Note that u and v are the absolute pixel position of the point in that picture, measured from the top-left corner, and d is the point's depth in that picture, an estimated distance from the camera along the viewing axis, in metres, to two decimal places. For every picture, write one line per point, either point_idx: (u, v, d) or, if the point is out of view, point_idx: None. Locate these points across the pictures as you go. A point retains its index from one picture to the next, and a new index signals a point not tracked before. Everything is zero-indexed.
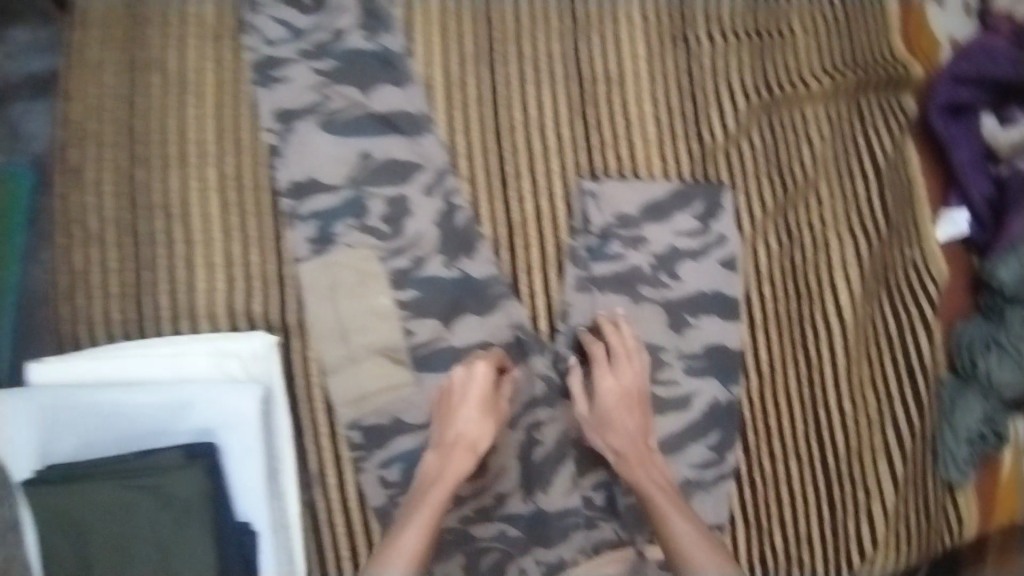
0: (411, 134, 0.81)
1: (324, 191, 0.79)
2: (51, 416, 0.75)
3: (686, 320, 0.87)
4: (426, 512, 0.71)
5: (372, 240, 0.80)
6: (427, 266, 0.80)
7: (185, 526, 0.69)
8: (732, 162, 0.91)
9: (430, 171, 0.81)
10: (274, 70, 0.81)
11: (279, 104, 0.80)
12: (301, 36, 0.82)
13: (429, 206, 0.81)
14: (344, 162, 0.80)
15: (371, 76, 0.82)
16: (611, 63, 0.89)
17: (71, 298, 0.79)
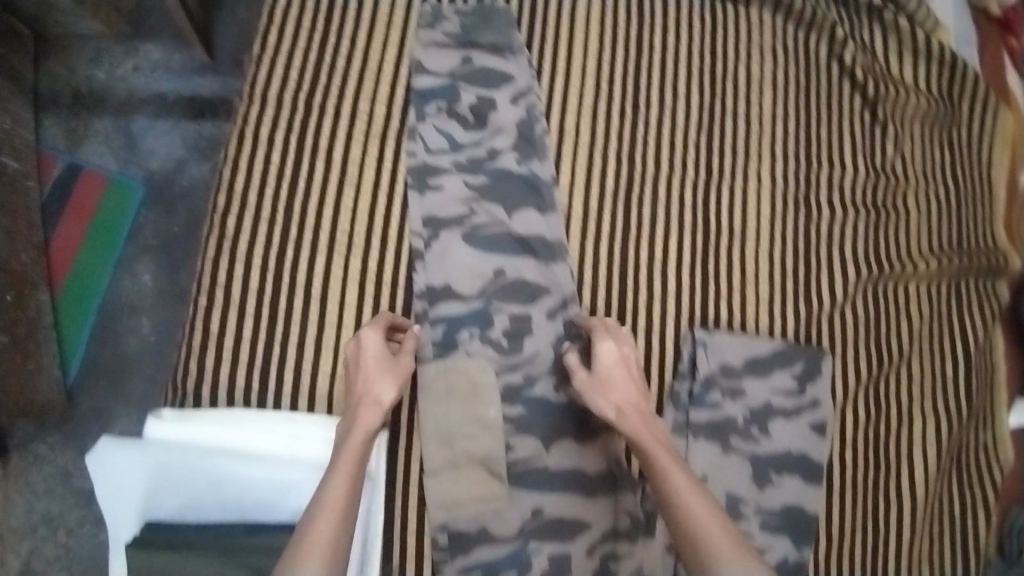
0: (544, 259, 0.86)
1: (455, 299, 0.84)
2: (161, 475, 0.75)
3: (770, 477, 0.88)
4: (346, 466, 0.69)
5: (492, 353, 0.83)
6: (538, 386, 0.84)
7: None
8: (834, 328, 0.95)
9: (556, 297, 0.86)
10: (430, 177, 0.87)
11: (428, 210, 0.86)
12: (459, 148, 0.88)
13: (549, 330, 0.85)
14: (479, 275, 0.85)
15: (516, 197, 0.87)
16: (737, 217, 0.94)
17: (198, 358, 0.82)
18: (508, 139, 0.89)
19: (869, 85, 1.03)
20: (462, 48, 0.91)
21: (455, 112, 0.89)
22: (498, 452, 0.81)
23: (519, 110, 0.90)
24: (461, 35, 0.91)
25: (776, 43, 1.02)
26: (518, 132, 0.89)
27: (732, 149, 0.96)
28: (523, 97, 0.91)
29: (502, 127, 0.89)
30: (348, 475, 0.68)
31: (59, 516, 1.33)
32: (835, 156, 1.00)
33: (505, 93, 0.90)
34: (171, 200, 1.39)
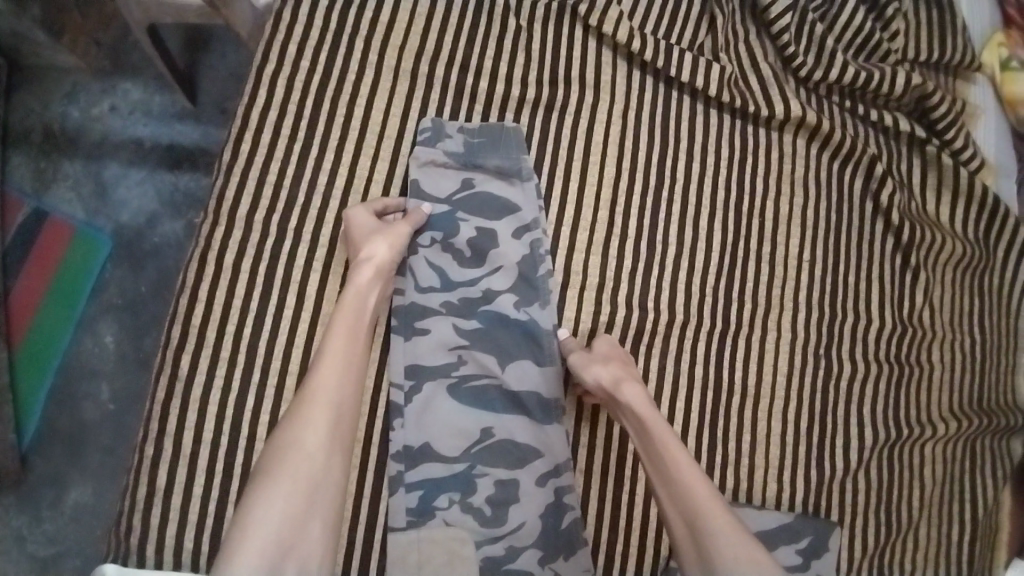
0: (537, 419, 0.81)
1: (437, 459, 0.78)
2: None
3: None
4: (327, 365, 0.73)
5: (472, 521, 0.77)
6: (521, 559, 0.77)
7: None
8: (844, 498, 0.88)
9: (549, 461, 0.80)
10: (419, 319, 0.82)
11: (412, 358, 0.81)
12: (453, 287, 0.84)
13: (538, 496, 0.79)
14: (465, 434, 0.80)
15: (509, 346, 0.83)
16: (749, 371, 0.88)
17: (143, 510, 0.74)
18: (505, 278, 0.85)
19: (906, 230, 0.96)
20: (466, 169, 0.88)
21: (452, 246, 0.85)
22: None
23: (520, 246, 0.86)
24: (463, 157, 0.88)
25: (803, 175, 0.96)
26: (518, 271, 0.85)
27: (748, 294, 0.90)
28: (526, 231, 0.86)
29: (501, 265, 0.85)
30: (329, 380, 0.72)
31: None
32: (860, 305, 0.94)
33: (506, 226, 0.86)
34: (146, 259, 1.32)
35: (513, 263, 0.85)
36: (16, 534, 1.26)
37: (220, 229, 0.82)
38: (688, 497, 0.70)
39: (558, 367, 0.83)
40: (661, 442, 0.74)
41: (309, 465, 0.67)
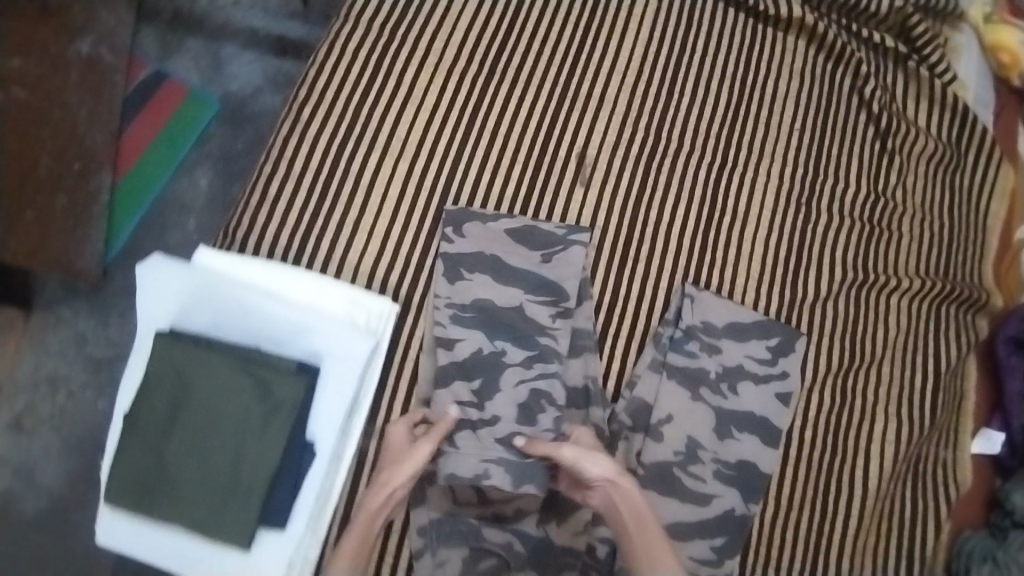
0: (555, 225, 0.96)
1: (477, 220, 0.95)
2: (199, 292, 0.85)
3: (730, 432, 0.95)
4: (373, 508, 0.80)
5: (500, 262, 0.93)
6: (536, 303, 0.92)
7: (269, 425, 0.80)
8: (815, 317, 1.03)
9: (561, 243, 0.94)
10: (476, 224, 0.94)
11: (458, 257, 0.93)
12: (515, 240, 0.94)
13: (489, 441, 0.85)
14: (493, 236, 0.94)
15: (538, 280, 0.93)
16: (743, 200, 1.04)
17: (251, 214, 0.94)
18: (472, 326, 0.90)
19: (883, 118, 1.15)
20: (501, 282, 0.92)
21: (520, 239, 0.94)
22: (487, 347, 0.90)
23: (494, 346, 0.90)
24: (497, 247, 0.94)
25: (801, 68, 1.15)
26: (551, 288, 0.92)
27: (751, 143, 1.07)
28: (503, 354, 0.89)
29: (468, 336, 0.90)
30: (359, 529, 0.80)
31: (57, 385, 1.31)
32: (841, 173, 1.11)
33: (542, 294, 0.92)
34: (244, 121, 1.50)
35: (514, 316, 0.91)
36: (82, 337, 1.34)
37: (338, 25, 1.03)
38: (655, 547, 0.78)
39: (542, 364, 0.89)
40: (630, 499, 0.81)
41: (363, 528, 0.80)
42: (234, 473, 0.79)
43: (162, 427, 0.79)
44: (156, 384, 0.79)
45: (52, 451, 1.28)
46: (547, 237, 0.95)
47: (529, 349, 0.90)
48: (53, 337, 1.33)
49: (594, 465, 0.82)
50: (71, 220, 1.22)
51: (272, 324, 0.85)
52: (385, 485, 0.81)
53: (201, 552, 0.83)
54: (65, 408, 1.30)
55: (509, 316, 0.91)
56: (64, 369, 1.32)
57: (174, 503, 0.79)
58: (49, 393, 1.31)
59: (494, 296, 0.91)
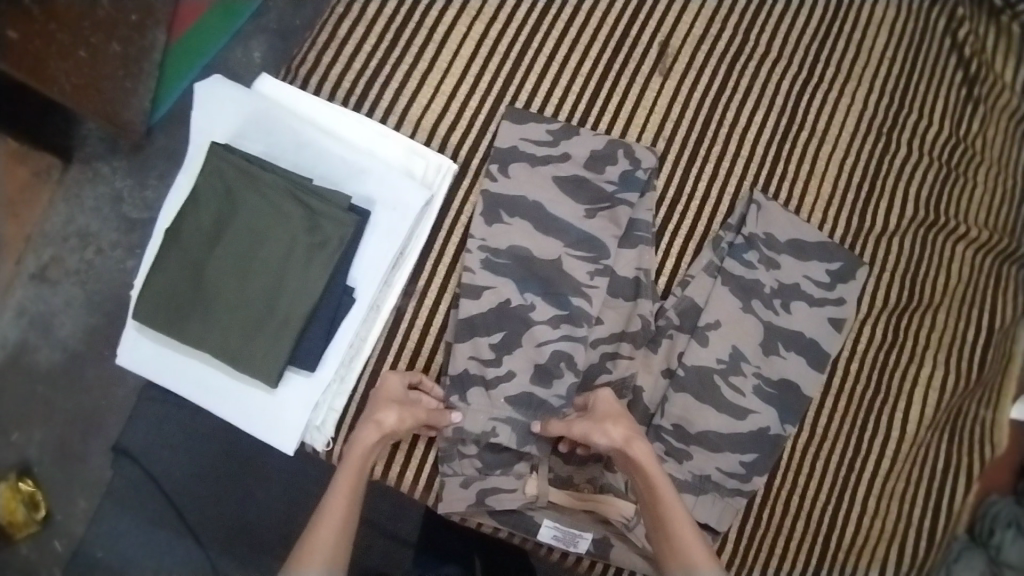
0: (615, 164, 0.87)
1: (538, 130, 0.87)
2: (255, 120, 0.82)
3: (777, 349, 0.91)
4: (358, 455, 0.73)
5: (555, 172, 0.86)
6: (590, 227, 0.85)
7: (310, 258, 0.74)
8: (877, 250, 1.00)
9: (618, 182, 0.86)
10: (527, 165, 0.85)
11: (501, 196, 0.84)
12: (564, 189, 0.85)
13: (500, 402, 0.81)
14: (541, 176, 0.85)
15: (581, 237, 0.84)
16: (822, 119, 1.01)
17: (316, 51, 0.89)
18: (503, 272, 0.82)
19: (973, 65, 1.08)
20: (546, 221, 0.84)
21: (571, 181, 0.86)
22: (538, 240, 0.83)
23: (524, 298, 0.82)
24: (545, 186, 0.85)
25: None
26: (593, 244, 0.84)
27: (839, 64, 1.03)
28: (532, 309, 0.82)
29: (496, 285, 0.82)
30: (349, 477, 0.72)
31: (89, 241, 1.19)
32: (927, 110, 1.05)
33: (585, 252, 0.84)
34: None
35: (550, 269, 0.83)
36: (118, 194, 1.20)
37: None
38: (673, 532, 0.69)
39: (570, 325, 0.82)
40: (645, 478, 0.72)
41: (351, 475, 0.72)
42: (274, 302, 0.74)
43: (204, 242, 0.75)
44: (204, 194, 0.75)
45: (78, 305, 1.18)
46: (598, 191, 0.86)
47: (561, 309, 0.83)
48: (88, 193, 1.20)
49: (605, 443, 0.74)
50: (122, 70, 1.04)
51: (326, 159, 0.81)
52: (379, 424, 0.74)
53: (226, 382, 0.78)
54: (95, 265, 1.19)
55: (546, 269, 0.83)
56: (97, 226, 1.19)
57: (207, 323, 0.74)
58: (78, 247, 1.19)
59: (531, 244, 0.83)
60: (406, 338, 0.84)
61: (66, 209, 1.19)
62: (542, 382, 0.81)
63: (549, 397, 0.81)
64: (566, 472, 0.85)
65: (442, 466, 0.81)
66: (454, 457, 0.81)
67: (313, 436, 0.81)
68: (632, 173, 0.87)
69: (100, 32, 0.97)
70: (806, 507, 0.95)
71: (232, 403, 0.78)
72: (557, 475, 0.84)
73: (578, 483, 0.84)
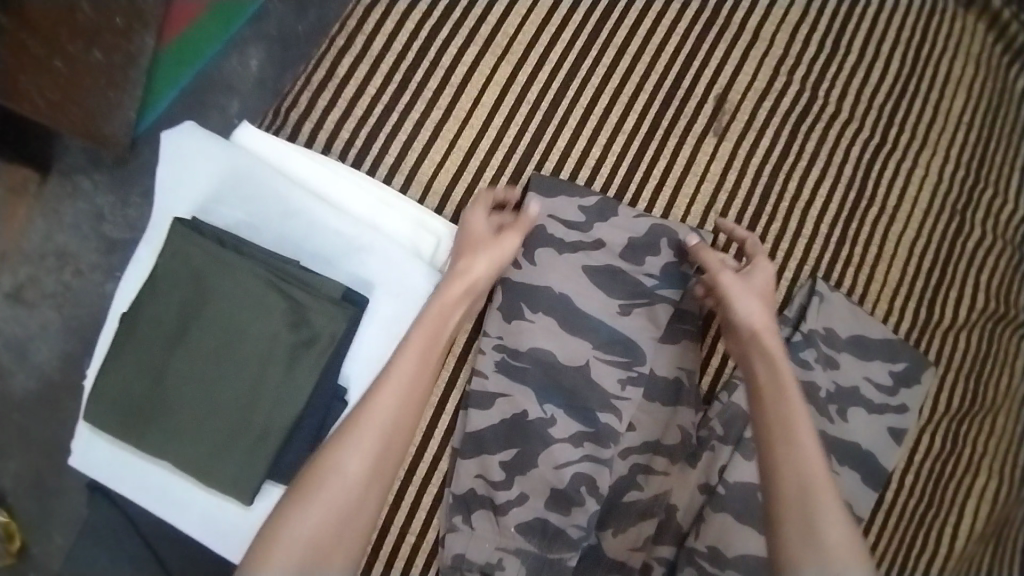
0: (658, 251, 0.75)
1: (570, 206, 0.75)
2: (235, 182, 0.69)
3: (829, 464, 0.80)
4: (439, 316, 0.61)
5: (586, 258, 0.74)
6: (624, 327, 0.74)
7: (292, 363, 0.63)
8: (945, 346, 0.87)
9: (660, 275, 0.74)
10: (553, 251, 0.73)
11: (523, 288, 0.73)
12: (597, 281, 0.74)
13: (509, 531, 0.71)
14: (571, 265, 0.74)
15: (614, 339, 0.74)
16: (893, 190, 0.87)
17: (312, 93, 0.78)
18: (522, 378, 0.73)
19: None
20: (575, 320, 0.73)
21: (606, 272, 0.74)
22: (564, 342, 0.73)
23: (543, 410, 0.72)
24: (575, 275, 0.74)
25: (979, 56, 0.93)
26: (628, 346, 0.73)
27: (914, 127, 0.90)
28: (552, 424, 0.72)
29: (511, 393, 0.73)
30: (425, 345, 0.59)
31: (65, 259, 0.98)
32: (1004, 185, 0.91)
33: (617, 357, 0.73)
34: None
35: (576, 377, 0.73)
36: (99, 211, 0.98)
37: None
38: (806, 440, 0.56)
39: (595, 444, 0.72)
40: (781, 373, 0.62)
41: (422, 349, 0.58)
42: (248, 409, 0.63)
43: (168, 337, 0.63)
44: (167, 283, 0.63)
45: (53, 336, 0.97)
46: (637, 285, 0.74)
47: (585, 425, 0.73)
48: (70, 208, 0.98)
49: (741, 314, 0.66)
50: (106, 80, 0.81)
51: (319, 234, 0.69)
52: (466, 274, 0.64)
53: (197, 493, 0.69)
54: (74, 290, 0.98)
55: (571, 378, 0.73)
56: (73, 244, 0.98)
57: (169, 430, 0.64)
58: (55, 268, 0.98)
59: (556, 347, 0.73)
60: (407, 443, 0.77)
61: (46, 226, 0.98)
62: (558, 511, 0.72)
63: (566, 525, 0.72)
64: None
65: None
66: None
67: None
68: (678, 267, 0.74)
69: (79, 39, 0.74)
70: None
71: (202, 517, 0.69)
72: None
73: None
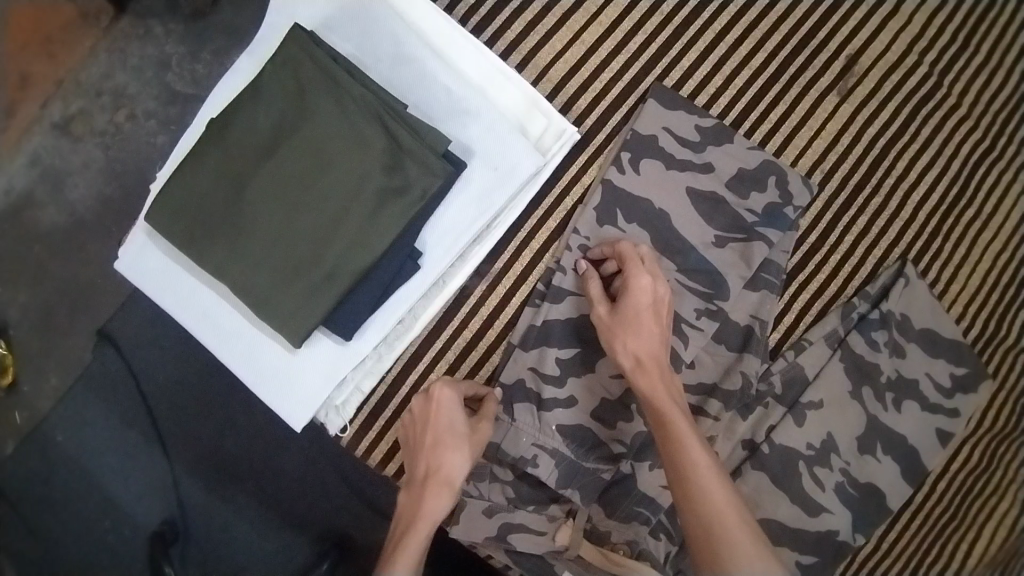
0: (764, 190, 0.72)
1: (687, 122, 0.72)
2: (353, 13, 0.65)
3: (873, 450, 0.78)
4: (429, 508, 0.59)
5: (689, 178, 0.72)
6: (712, 257, 0.72)
7: (380, 209, 0.60)
8: (1005, 364, 0.85)
9: (760, 214, 0.72)
10: (660, 165, 0.71)
11: (622, 193, 0.71)
12: (696, 204, 0.72)
13: (551, 429, 0.69)
14: (674, 183, 0.71)
15: (699, 267, 0.72)
16: (993, 198, 0.85)
17: None
18: None
19: None
20: (666, 240, 0.71)
21: (706, 196, 0.72)
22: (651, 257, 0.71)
23: None
24: (677, 193, 0.71)
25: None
26: (712, 278, 0.72)
27: None
28: None
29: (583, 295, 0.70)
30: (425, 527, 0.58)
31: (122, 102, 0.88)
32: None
33: (699, 286, 0.72)
34: None
35: None
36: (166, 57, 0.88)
37: None
38: (663, 411, 0.58)
39: None
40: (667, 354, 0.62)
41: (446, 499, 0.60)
42: (321, 244, 0.60)
43: (255, 152, 0.61)
44: (268, 94, 0.60)
45: (92, 171, 0.89)
46: (735, 219, 0.72)
47: None
48: (136, 48, 0.88)
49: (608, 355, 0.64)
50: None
51: (427, 86, 0.66)
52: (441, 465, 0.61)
53: (241, 327, 0.67)
54: (125, 131, 0.88)
55: None
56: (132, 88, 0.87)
57: (233, 247, 0.61)
58: (108, 106, 0.88)
59: None
60: (462, 330, 0.71)
61: (106, 61, 0.88)
62: (603, 425, 0.70)
63: (608, 439, 0.70)
64: (606, 527, 0.71)
65: (469, 485, 0.70)
66: (485, 477, 0.71)
67: (328, 415, 0.68)
68: (781, 208, 0.72)
69: None
70: None
71: (242, 351, 0.67)
72: (594, 528, 0.71)
73: (615, 543, 0.70)
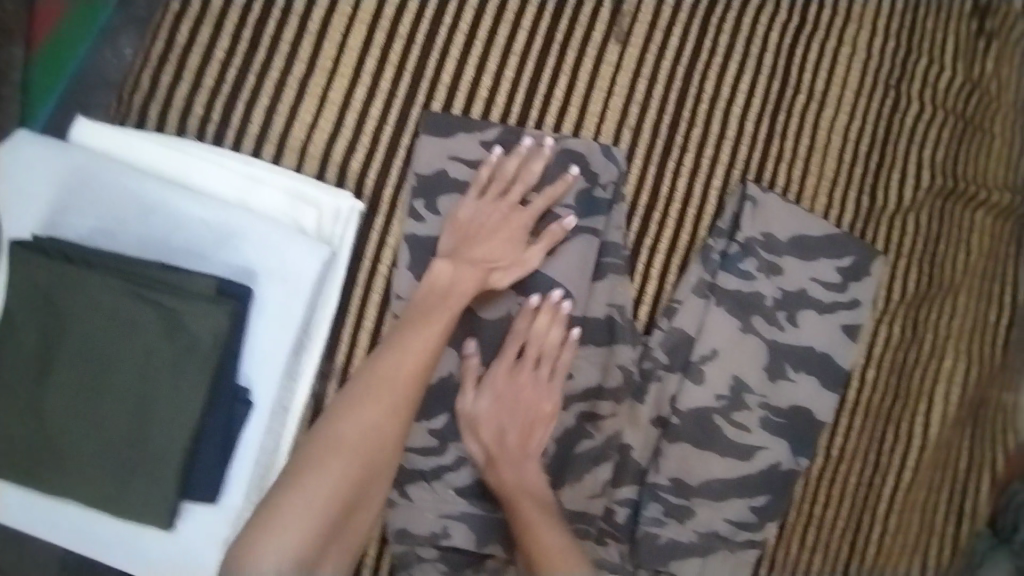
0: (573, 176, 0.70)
1: (469, 142, 0.69)
2: (77, 185, 0.62)
3: (784, 372, 0.76)
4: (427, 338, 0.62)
5: None
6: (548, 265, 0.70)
7: (177, 373, 0.57)
8: (891, 232, 0.83)
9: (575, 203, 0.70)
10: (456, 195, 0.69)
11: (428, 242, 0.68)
12: None
13: (450, 493, 0.69)
14: None
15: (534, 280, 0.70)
16: (820, 75, 0.80)
17: (154, 70, 0.69)
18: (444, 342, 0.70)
19: None
20: None
21: None
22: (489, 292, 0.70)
23: None
24: None
25: None
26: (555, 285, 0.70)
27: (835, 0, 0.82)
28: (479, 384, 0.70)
29: None
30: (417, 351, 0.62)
31: None
32: (932, 51, 0.84)
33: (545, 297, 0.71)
34: None
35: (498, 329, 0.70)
36: None
37: None
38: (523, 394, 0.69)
39: None
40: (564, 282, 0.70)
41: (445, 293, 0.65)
42: (140, 431, 0.58)
43: (33, 374, 0.58)
44: (20, 309, 0.58)
45: None
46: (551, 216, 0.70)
47: None
48: None
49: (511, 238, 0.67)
50: None
51: (182, 225, 0.62)
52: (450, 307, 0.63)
53: (112, 531, 0.63)
54: None
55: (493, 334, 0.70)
56: None
57: (62, 464, 0.58)
58: None
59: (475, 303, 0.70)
60: None
61: None
62: None
63: None
64: None
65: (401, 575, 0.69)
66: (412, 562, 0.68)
67: None
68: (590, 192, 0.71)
69: None
70: (825, 538, 0.82)
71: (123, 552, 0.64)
72: None
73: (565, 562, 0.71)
